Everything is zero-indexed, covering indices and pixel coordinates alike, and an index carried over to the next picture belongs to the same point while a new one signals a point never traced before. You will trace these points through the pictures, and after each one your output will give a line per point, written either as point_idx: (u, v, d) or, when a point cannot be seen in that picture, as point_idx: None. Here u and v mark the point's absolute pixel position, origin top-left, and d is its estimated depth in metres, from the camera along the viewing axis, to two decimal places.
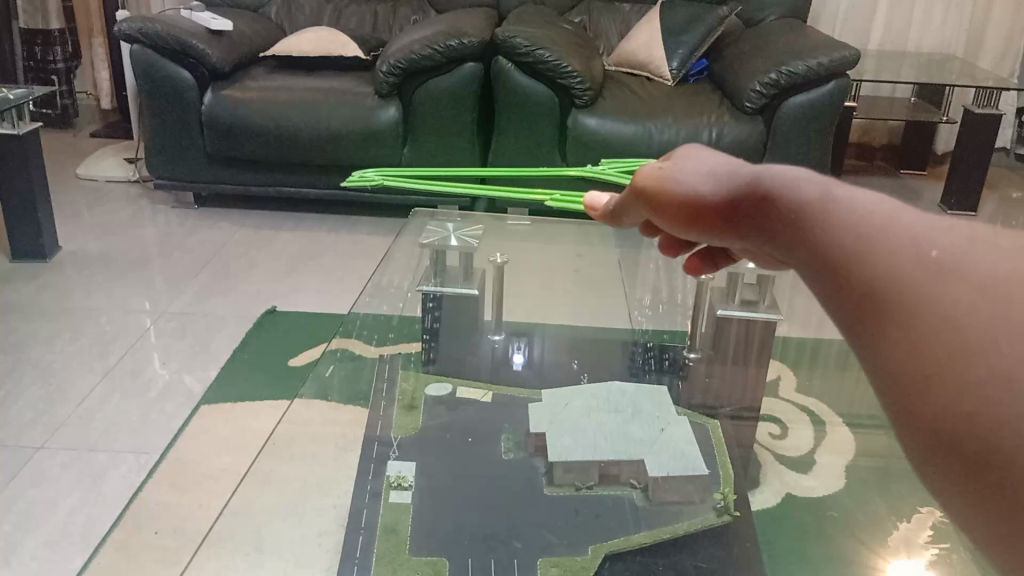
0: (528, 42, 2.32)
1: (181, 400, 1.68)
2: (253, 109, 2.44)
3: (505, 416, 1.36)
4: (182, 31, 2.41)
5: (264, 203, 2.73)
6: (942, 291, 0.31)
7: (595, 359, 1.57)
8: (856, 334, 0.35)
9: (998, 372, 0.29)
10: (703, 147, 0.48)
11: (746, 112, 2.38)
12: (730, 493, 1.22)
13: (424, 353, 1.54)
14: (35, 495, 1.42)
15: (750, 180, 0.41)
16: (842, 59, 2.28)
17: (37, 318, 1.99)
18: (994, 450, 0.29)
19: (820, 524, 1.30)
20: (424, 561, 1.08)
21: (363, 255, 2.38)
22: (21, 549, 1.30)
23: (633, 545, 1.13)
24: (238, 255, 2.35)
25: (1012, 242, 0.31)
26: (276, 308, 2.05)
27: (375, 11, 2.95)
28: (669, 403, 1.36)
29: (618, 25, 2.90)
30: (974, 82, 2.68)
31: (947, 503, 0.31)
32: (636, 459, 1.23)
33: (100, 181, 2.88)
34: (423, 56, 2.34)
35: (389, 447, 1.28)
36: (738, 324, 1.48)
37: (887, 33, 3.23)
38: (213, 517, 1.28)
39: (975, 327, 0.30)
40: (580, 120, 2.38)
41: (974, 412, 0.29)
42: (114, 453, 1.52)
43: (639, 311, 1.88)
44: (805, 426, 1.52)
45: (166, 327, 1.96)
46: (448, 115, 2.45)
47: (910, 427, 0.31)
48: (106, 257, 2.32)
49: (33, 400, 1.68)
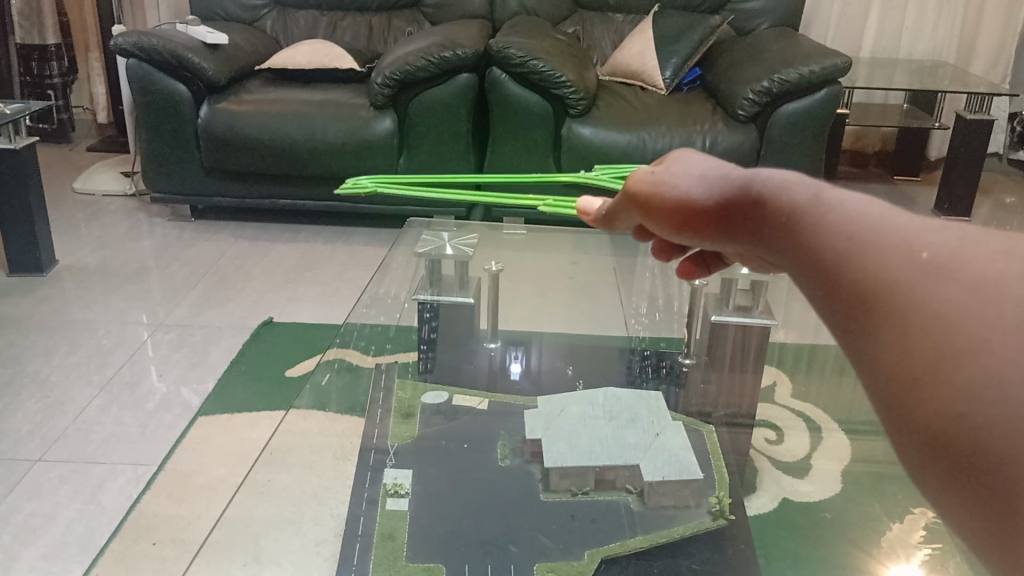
0: (522, 52, 2.33)
1: (179, 411, 1.69)
2: (249, 121, 2.45)
3: (502, 422, 1.36)
4: (178, 44, 2.42)
5: (261, 215, 2.74)
6: (932, 292, 0.32)
7: (590, 367, 1.58)
8: (847, 333, 0.35)
9: (990, 372, 0.30)
10: (695, 152, 0.49)
11: (739, 119, 2.40)
12: (725, 497, 1.22)
13: (421, 363, 1.54)
14: (34, 507, 1.42)
15: (743, 184, 0.42)
16: (835, 67, 2.30)
17: (35, 332, 1.99)
18: (985, 449, 0.30)
19: (817, 528, 1.31)
20: (422, 566, 1.09)
21: (360, 265, 2.39)
22: (20, 560, 1.30)
23: (629, 549, 1.13)
24: (235, 266, 2.36)
25: (1001, 244, 0.32)
26: (273, 319, 2.06)
27: (370, 23, 2.97)
28: (664, 409, 1.37)
29: (612, 35, 2.93)
30: (965, 88, 2.71)
31: (937, 501, 0.32)
32: (632, 464, 1.23)
33: (98, 195, 2.89)
34: (418, 67, 2.35)
35: (386, 455, 1.29)
36: (734, 329, 1.51)
37: (879, 40, 3.25)
38: (212, 527, 1.28)
39: (964, 328, 0.31)
40: (574, 129, 2.39)
41: (966, 411, 0.30)
42: (112, 465, 1.53)
43: (635, 319, 1.89)
44: (802, 432, 1.51)
45: (163, 339, 1.97)
46: (443, 125, 2.46)
47: (902, 426, 0.32)
48: (103, 270, 2.33)
49: (31, 413, 1.68)
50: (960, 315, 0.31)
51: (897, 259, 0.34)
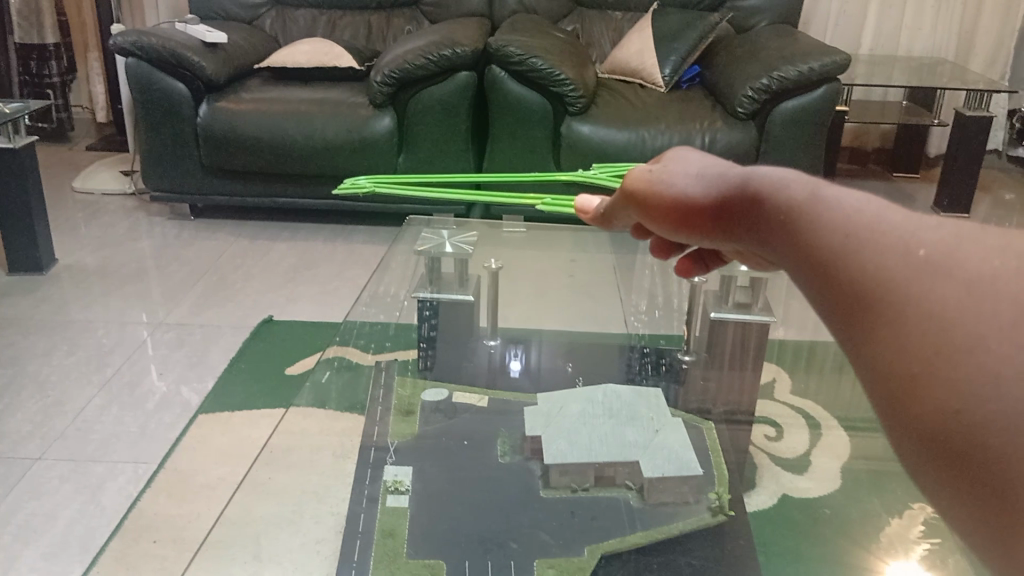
0: (521, 50, 2.33)
1: (179, 410, 1.69)
2: (248, 120, 2.45)
3: (502, 420, 1.36)
4: (177, 44, 2.42)
5: (260, 214, 2.74)
6: (929, 288, 0.32)
7: (590, 364, 1.58)
8: (845, 329, 0.36)
9: (987, 369, 0.30)
10: (692, 150, 0.49)
11: (738, 117, 2.40)
12: (724, 494, 1.22)
13: (420, 361, 1.55)
14: (35, 506, 1.42)
15: (740, 182, 0.42)
16: (833, 64, 2.30)
17: (35, 331, 1.99)
18: (983, 445, 0.30)
19: (816, 524, 1.31)
20: (422, 564, 1.09)
21: (360, 264, 2.39)
22: (21, 560, 1.30)
23: (629, 545, 1.13)
24: (234, 265, 2.36)
25: (998, 238, 0.32)
26: (273, 318, 2.06)
27: (369, 21, 2.97)
28: (663, 407, 1.37)
29: (610, 33, 2.93)
30: (964, 85, 2.71)
31: (935, 497, 0.32)
32: (632, 461, 1.24)
33: (97, 195, 2.89)
34: (417, 66, 2.35)
35: (386, 452, 1.29)
36: (733, 326, 1.54)
37: (878, 37, 3.25)
38: (212, 526, 1.29)
39: (961, 325, 0.31)
40: (573, 127, 2.39)
41: (964, 407, 0.30)
42: (112, 464, 1.53)
43: (635, 318, 1.89)
44: (800, 430, 1.51)
45: (163, 338, 1.97)
46: (442, 124, 2.46)
47: (901, 423, 0.32)
48: (103, 269, 2.33)
49: (32, 413, 1.68)
50: (957, 311, 0.31)
51: (893, 255, 0.34)
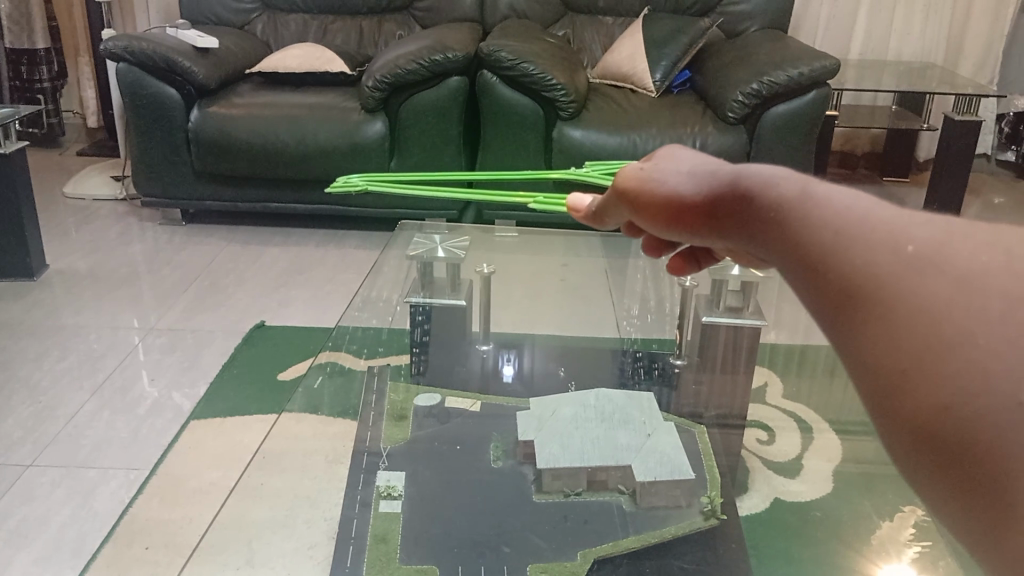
0: (513, 56, 2.34)
1: (171, 415, 1.69)
2: (239, 125, 2.45)
3: (495, 424, 1.37)
4: (168, 49, 2.42)
5: (252, 219, 2.74)
6: (918, 285, 0.33)
7: (582, 369, 1.58)
8: (834, 326, 0.36)
9: (975, 367, 0.31)
10: (680, 147, 0.49)
11: (729, 121, 2.41)
12: (716, 497, 1.23)
13: (412, 366, 1.55)
14: (26, 512, 1.42)
15: (729, 180, 0.42)
16: (824, 69, 2.31)
17: (26, 337, 1.98)
18: (973, 442, 0.30)
19: (808, 527, 1.32)
20: (414, 569, 1.08)
21: (352, 268, 2.39)
22: (14, 565, 1.30)
23: (621, 550, 1.13)
24: (226, 270, 2.36)
25: (986, 235, 0.33)
26: (265, 323, 2.06)
27: (361, 26, 2.97)
28: (656, 410, 1.37)
29: (602, 38, 2.94)
30: (953, 89, 2.72)
31: (924, 492, 0.33)
32: (624, 465, 1.23)
33: (89, 200, 2.88)
34: (409, 71, 2.36)
35: (378, 457, 1.29)
36: (726, 330, 1.52)
37: (867, 42, 3.27)
38: (206, 531, 1.28)
39: (949, 322, 0.32)
40: (565, 132, 2.40)
41: (952, 404, 0.31)
42: (104, 469, 1.53)
43: (628, 322, 1.90)
44: (793, 433, 1.52)
45: (155, 343, 1.97)
46: (434, 129, 2.47)
47: (889, 420, 0.33)
48: (94, 274, 2.32)
49: (23, 418, 1.68)
50: (944, 310, 0.32)
51: (882, 252, 0.34)
